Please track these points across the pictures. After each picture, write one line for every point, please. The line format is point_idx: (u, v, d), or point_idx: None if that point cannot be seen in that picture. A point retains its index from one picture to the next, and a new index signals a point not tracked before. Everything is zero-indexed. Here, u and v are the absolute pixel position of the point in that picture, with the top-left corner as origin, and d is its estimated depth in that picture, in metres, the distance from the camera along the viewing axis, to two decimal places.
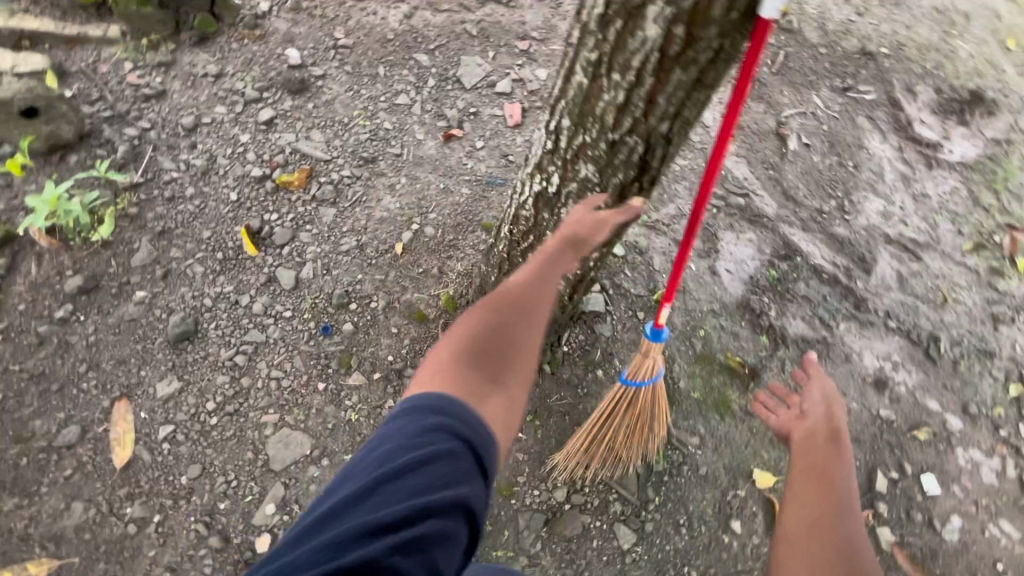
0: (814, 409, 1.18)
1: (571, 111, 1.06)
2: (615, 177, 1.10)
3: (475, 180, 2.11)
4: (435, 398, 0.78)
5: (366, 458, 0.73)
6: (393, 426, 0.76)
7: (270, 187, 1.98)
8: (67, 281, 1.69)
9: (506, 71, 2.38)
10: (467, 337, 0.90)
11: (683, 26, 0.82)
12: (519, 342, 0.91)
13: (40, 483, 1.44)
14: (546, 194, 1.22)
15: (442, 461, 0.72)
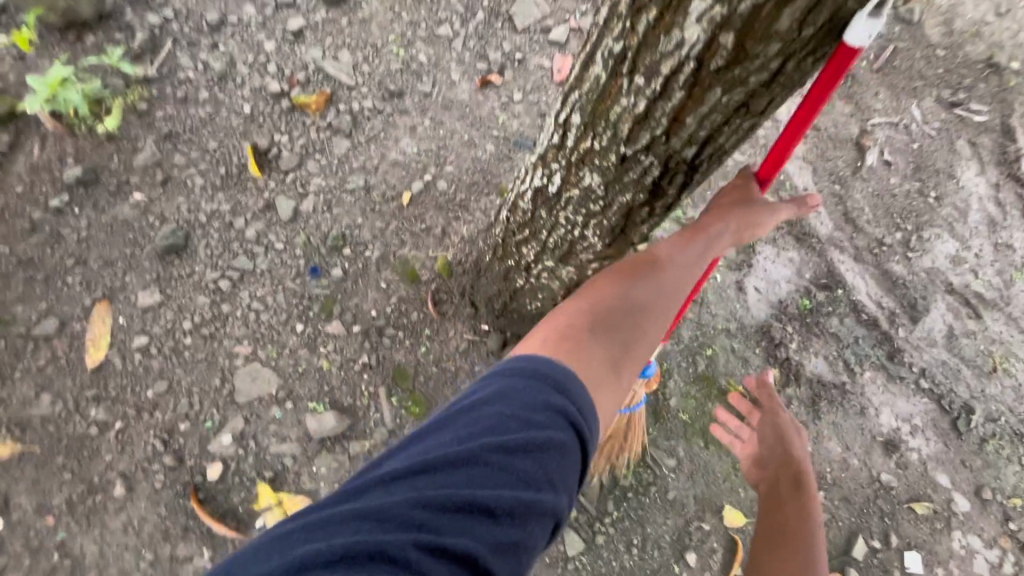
0: (769, 446, 1.50)
1: (583, 107, 0.88)
2: (622, 195, 0.96)
3: (503, 136, 1.93)
4: (563, 376, 0.80)
5: (476, 418, 0.72)
6: (512, 385, 0.77)
7: (286, 106, 1.86)
8: (67, 170, 1.65)
9: (564, 17, 2.11)
10: (598, 307, 0.96)
11: (733, 36, 0.64)
12: (644, 324, 0.96)
13: (16, 368, 1.47)
14: (546, 191, 1.06)
15: (553, 454, 0.72)
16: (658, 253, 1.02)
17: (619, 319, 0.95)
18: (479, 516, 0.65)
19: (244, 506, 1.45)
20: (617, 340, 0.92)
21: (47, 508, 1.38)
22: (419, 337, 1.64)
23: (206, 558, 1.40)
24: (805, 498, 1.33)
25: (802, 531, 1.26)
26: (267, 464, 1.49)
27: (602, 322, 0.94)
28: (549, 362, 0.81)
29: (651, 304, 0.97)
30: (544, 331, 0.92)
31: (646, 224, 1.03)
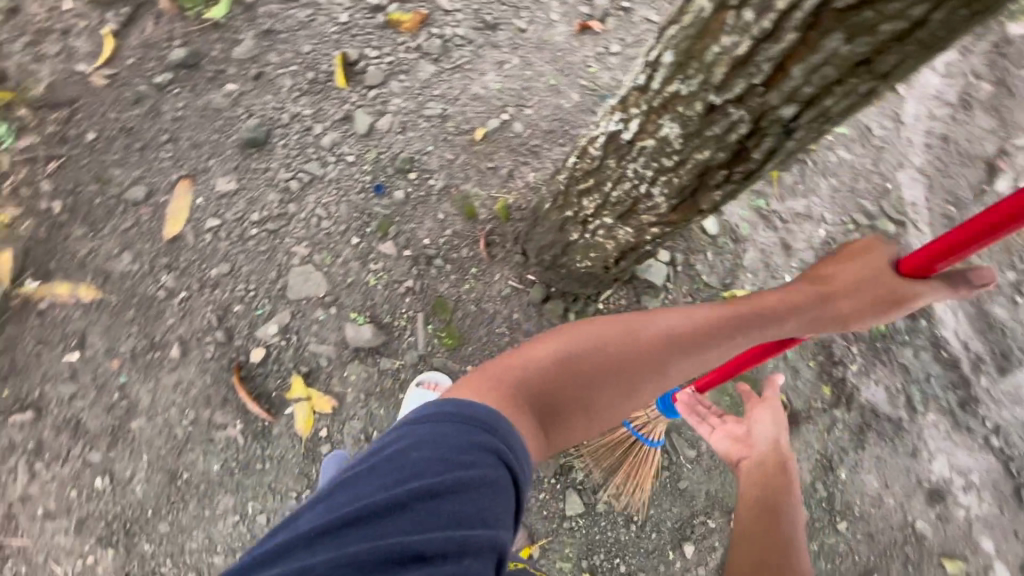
0: (757, 433, 1.39)
1: (678, 45, 0.84)
2: (700, 152, 0.94)
3: (591, 88, 1.85)
4: (492, 412, 0.76)
5: (402, 463, 0.70)
6: (437, 429, 0.73)
7: (381, 21, 1.85)
8: (173, 50, 1.74)
9: None
10: (564, 356, 0.88)
11: None
12: (599, 388, 0.88)
13: (105, 224, 1.60)
14: (619, 139, 1.05)
15: (486, 491, 0.70)
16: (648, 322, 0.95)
17: (581, 374, 0.88)
18: (411, 560, 0.64)
19: (277, 392, 1.55)
20: (570, 397, 0.86)
21: (114, 353, 1.53)
22: (465, 274, 1.64)
23: (237, 430, 1.52)
24: (787, 486, 1.26)
25: (783, 525, 1.15)
26: (304, 359, 1.58)
27: (560, 376, 0.86)
28: (474, 402, 0.76)
29: (640, 363, 0.90)
30: (490, 376, 0.83)
31: (719, 191, 1.02)
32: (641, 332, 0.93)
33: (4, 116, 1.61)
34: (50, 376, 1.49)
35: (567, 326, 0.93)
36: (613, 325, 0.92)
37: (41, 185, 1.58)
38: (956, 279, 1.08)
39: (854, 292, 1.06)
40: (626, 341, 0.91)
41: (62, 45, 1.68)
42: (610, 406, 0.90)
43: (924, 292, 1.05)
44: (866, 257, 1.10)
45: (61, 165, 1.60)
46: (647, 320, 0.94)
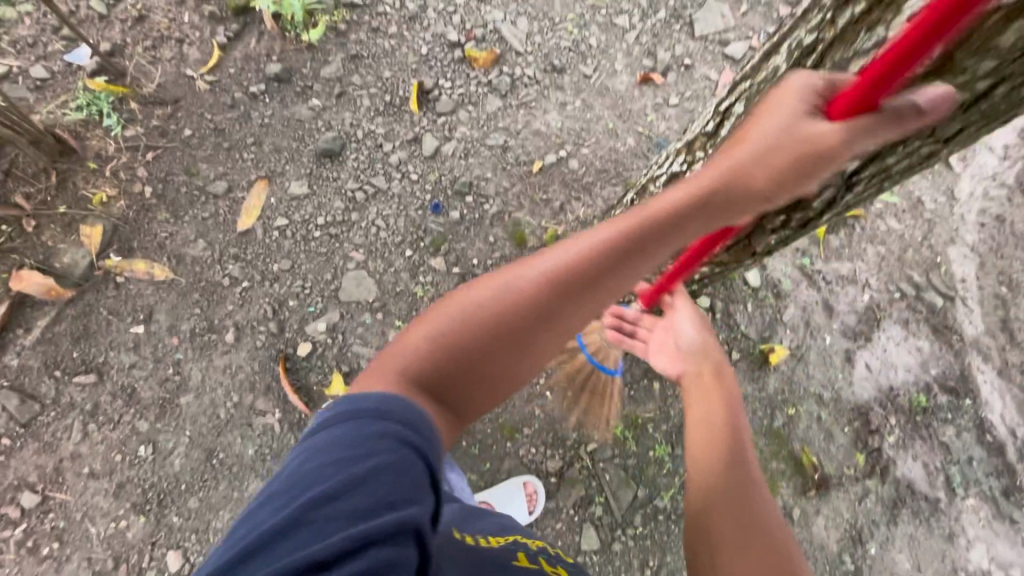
0: (681, 347, 1.37)
1: (750, 96, 1.04)
2: None
3: (646, 135, 1.94)
4: (377, 402, 0.77)
5: (300, 477, 0.70)
6: (333, 435, 0.74)
7: (457, 56, 2.00)
8: (270, 65, 1.92)
9: (747, 34, 2.07)
10: (436, 331, 0.89)
11: (947, 45, 0.71)
12: (489, 359, 0.89)
13: (186, 211, 1.74)
14: (681, 176, 1.23)
15: (386, 475, 0.70)
16: (523, 284, 0.90)
17: (459, 341, 0.88)
18: (322, 564, 0.62)
19: (318, 387, 1.62)
20: (457, 368, 0.88)
21: (176, 331, 1.64)
22: None
23: (275, 418, 1.58)
24: (727, 393, 1.27)
25: (732, 451, 1.15)
26: (346, 359, 1.65)
27: (440, 351, 0.88)
28: (365, 395, 0.78)
29: (520, 332, 0.90)
30: (379, 369, 0.88)
31: (776, 235, 1.11)
32: (513, 299, 0.89)
33: (115, 107, 1.77)
34: (116, 344, 1.60)
35: (441, 301, 0.94)
36: (483, 288, 0.91)
37: (137, 171, 1.74)
38: (900, 109, 0.75)
39: (765, 158, 0.81)
40: (497, 299, 0.89)
41: (177, 51, 1.87)
42: (510, 360, 0.91)
43: (845, 138, 0.76)
44: (777, 103, 0.82)
45: (157, 156, 1.76)
46: (520, 273, 0.91)
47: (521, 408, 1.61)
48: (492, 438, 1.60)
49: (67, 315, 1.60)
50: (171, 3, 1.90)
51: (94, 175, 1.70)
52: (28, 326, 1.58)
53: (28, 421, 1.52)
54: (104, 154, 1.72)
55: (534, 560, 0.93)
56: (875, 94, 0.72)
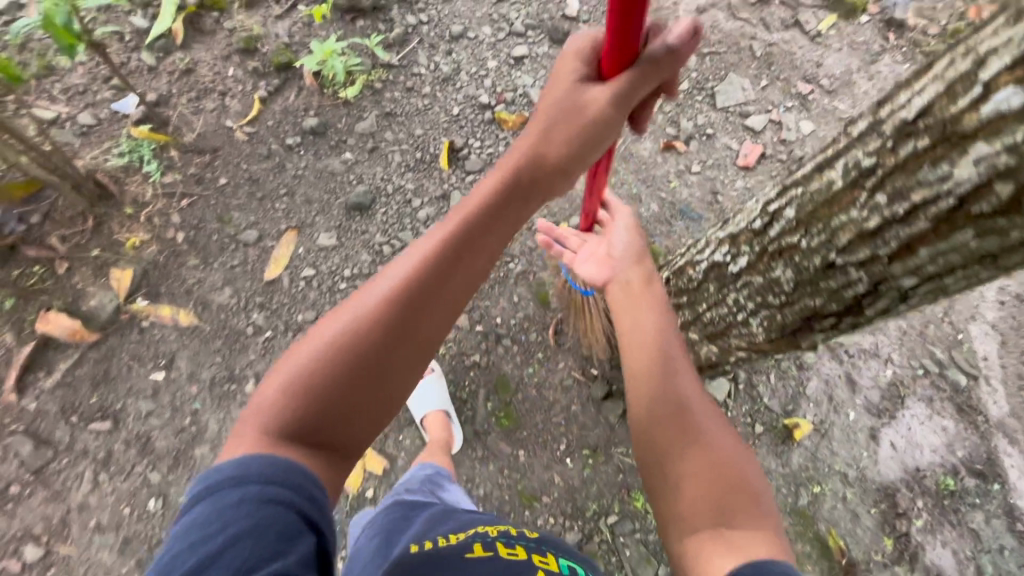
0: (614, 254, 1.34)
1: (802, 206, 0.99)
2: (811, 297, 1.04)
3: (669, 201, 1.98)
4: (227, 473, 0.80)
5: (166, 563, 0.76)
6: (194, 515, 0.78)
7: (487, 117, 2.07)
8: (307, 119, 1.99)
9: (767, 108, 2.14)
10: (286, 379, 0.87)
11: (1012, 188, 0.65)
12: (355, 387, 0.89)
13: (215, 258, 1.77)
14: (724, 267, 1.23)
15: (245, 541, 0.75)
16: (369, 306, 0.91)
17: (312, 377, 0.87)
18: None
19: None
20: (319, 407, 0.87)
21: (196, 379, 1.63)
22: (530, 357, 1.69)
23: None
24: (659, 298, 1.24)
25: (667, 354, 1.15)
26: None
27: (295, 396, 0.86)
28: (216, 466, 0.81)
29: (379, 354, 0.90)
30: (237, 433, 0.87)
31: (821, 333, 1.11)
32: (362, 321, 0.90)
33: (155, 154, 1.82)
34: (135, 391, 1.59)
35: (293, 349, 0.93)
36: (330, 323, 0.91)
37: (171, 217, 1.77)
38: (655, 55, 0.89)
39: (555, 130, 0.94)
40: (345, 331, 0.90)
41: (219, 102, 1.93)
42: (381, 381, 0.91)
43: (615, 99, 0.90)
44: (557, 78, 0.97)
45: (191, 203, 1.80)
46: (365, 299, 0.92)
47: (541, 475, 1.58)
48: (510, 505, 1.56)
49: (89, 359, 1.60)
50: (217, 58, 1.98)
51: (129, 220, 1.73)
52: (49, 369, 1.57)
53: (39, 467, 1.49)
54: (141, 199, 1.76)
55: (490, 547, 0.95)
56: (626, 48, 0.89)
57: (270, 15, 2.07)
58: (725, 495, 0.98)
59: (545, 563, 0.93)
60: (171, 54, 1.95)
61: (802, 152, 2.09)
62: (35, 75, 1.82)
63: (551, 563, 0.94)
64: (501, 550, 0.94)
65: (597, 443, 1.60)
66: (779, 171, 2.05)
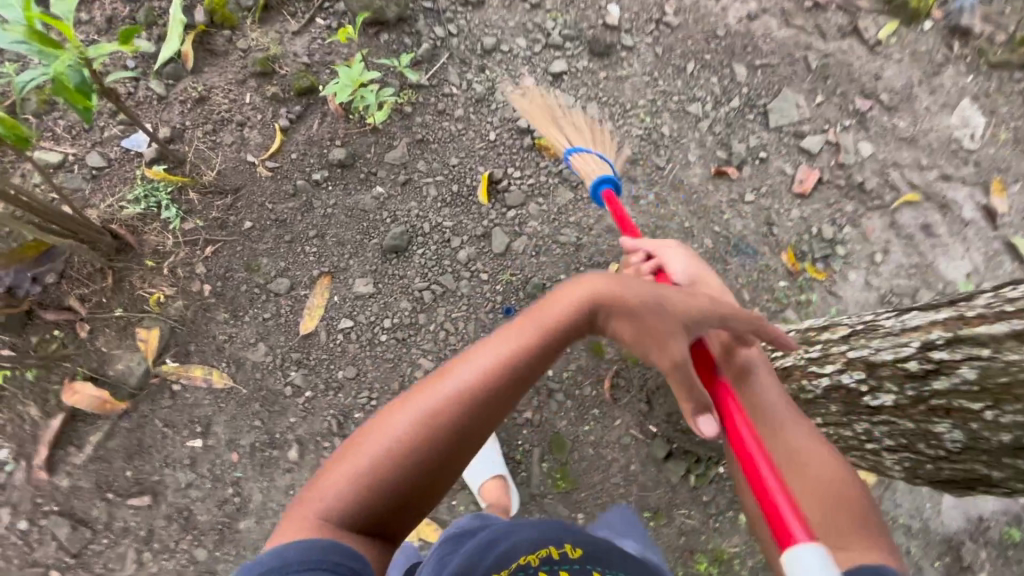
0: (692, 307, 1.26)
1: (990, 374, 0.97)
2: (979, 455, 1.05)
3: (723, 235, 1.86)
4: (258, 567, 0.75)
5: None
6: None
7: (527, 143, 1.92)
8: (333, 150, 1.83)
9: (824, 127, 1.99)
10: (357, 467, 0.89)
11: None
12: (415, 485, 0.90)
13: (246, 311, 1.65)
14: (855, 392, 1.17)
15: None
16: (444, 404, 0.93)
17: (385, 471, 0.89)
18: None
19: None
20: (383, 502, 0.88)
21: (235, 445, 1.55)
22: (585, 414, 1.62)
23: None
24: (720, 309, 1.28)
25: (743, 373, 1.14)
26: None
27: (366, 485, 0.88)
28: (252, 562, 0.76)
29: (438, 458, 0.92)
30: (297, 518, 0.86)
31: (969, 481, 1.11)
32: (432, 421, 0.92)
33: (173, 198, 1.67)
34: (171, 460, 1.51)
35: (364, 433, 0.94)
36: (399, 417, 0.92)
37: (196, 268, 1.65)
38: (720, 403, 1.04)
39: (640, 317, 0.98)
40: (419, 432, 0.91)
41: (237, 135, 1.78)
42: (440, 477, 0.93)
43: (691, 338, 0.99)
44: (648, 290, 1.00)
45: (216, 250, 1.68)
46: (434, 396, 0.93)
47: None
48: None
49: (120, 429, 1.50)
50: (231, 83, 1.81)
51: (151, 274, 1.61)
52: (79, 443, 1.48)
53: (79, 550, 1.43)
54: (162, 249, 1.63)
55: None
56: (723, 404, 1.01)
57: (286, 31, 1.89)
58: (827, 519, 0.93)
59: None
60: (181, 80, 1.78)
61: (860, 171, 1.95)
62: (34, 112, 1.65)
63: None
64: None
65: (658, 504, 1.55)
66: (837, 198, 1.93)
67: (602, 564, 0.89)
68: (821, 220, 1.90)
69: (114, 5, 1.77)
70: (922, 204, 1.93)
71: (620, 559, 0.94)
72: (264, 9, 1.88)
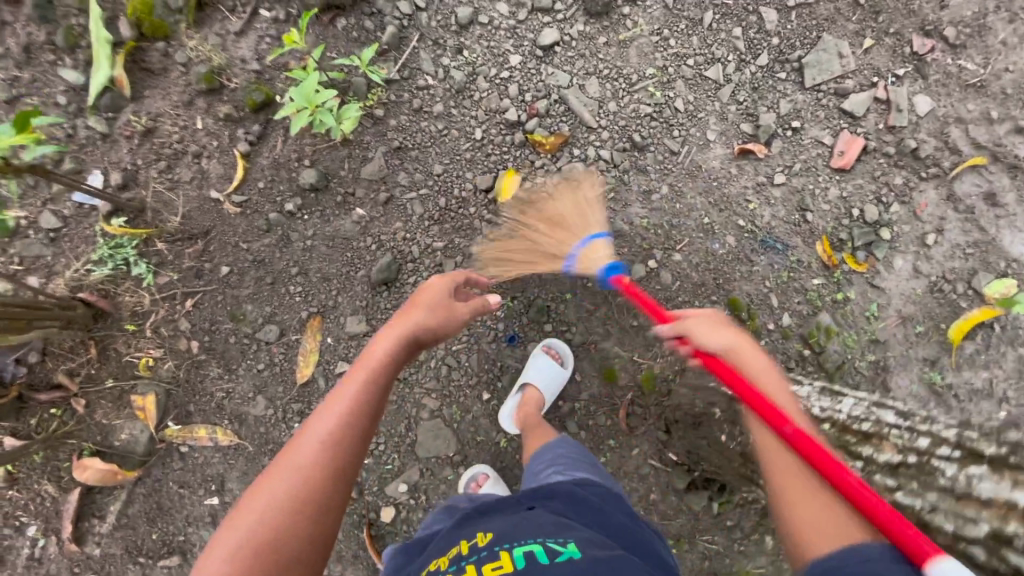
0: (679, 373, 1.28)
1: None
2: None
3: (749, 229, 1.63)
4: None
5: None
6: None
7: (519, 139, 1.67)
8: (302, 172, 1.63)
9: (871, 80, 1.66)
10: (243, 540, 0.85)
11: None
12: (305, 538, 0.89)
13: (239, 364, 1.58)
14: None
15: None
16: (311, 444, 0.95)
17: (273, 541, 0.86)
18: None
19: None
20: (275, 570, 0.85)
21: None
22: (600, 444, 1.55)
23: None
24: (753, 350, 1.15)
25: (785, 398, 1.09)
26: None
27: (249, 561, 0.84)
28: None
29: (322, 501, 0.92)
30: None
31: None
32: (307, 464, 0.93)
33: (141, 251, 1.55)
34: (193, 520, 1.53)
35: (243, 504, 0.90)
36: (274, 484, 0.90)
37: (180, 324, 1.56)
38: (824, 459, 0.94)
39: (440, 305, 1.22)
40: (299, 480, 0.91)
41: (195, 168, 1.60)
42: (330, 530, 0.92)
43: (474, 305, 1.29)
44: (432, 288, 1.26)
45: (196, 303, 1.58)
46: (303, 445, 0.95)
47: None
48: None
49: (137, 495, 1.52)
50: (177, 106, 1.60)
51: (136, 337, 1.54)
52: (102, 513, 1.51)
53: None
54: (141, 310, 1.54)
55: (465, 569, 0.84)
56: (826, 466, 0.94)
57: (227, 32, 1.62)
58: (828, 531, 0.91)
59: (498, 570, 0.82)
60: (122, 112, 1.58)
61: (914, 133, 1.65)
62: None
63: (506, 564, 0.83)
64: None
65: (680, 531, 1.52)
66: (884, 169, 1.65)
67: (509, 540, 0.88)
68: (864, 198, 1.64)
69: (28, 28, 1.54)
70: (988, 168, 1.63)
71: (532, 524, 0.93)
72: (197, 8, 1.61)
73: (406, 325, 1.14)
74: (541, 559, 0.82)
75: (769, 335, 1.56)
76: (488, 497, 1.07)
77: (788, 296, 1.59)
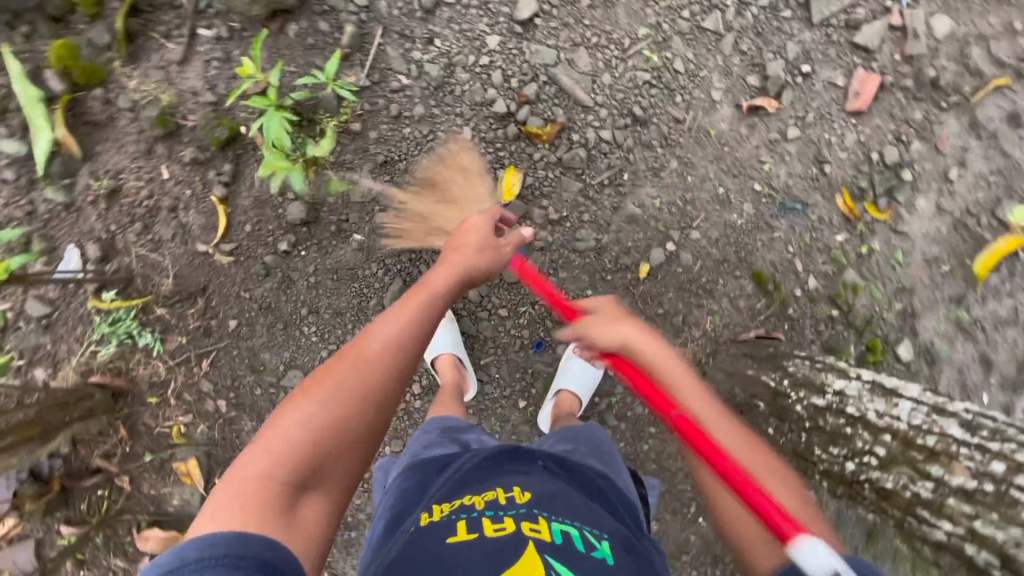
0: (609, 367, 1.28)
1: None
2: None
3: (767, 193, 1.55)
4: (226, 533, 0.75)
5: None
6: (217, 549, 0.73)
7: (512, 132, 1.55)
8: (288, 206, 1.51)
9: (882, 8, 1.53)
10: (307, 415, 0.90)
11: None
12: (361, 431, 0.93)
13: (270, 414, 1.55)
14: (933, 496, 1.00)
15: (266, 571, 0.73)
16: (375, 339, 0.98)
17: (330, 430, 0.90)
18: None
19: None
20: (330, 453, 0.89)
21: None
22: (641, 431, 1.57)
23: None
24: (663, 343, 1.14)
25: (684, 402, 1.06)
26: None
27: (313, 439, 0.88)
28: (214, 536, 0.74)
29: (377, 396, 0.95)
30: (235, 489, 0.82)
31: None
32: (369, 359, 0.96)
33: (142, 321, 1.48)
34: None
35: (309, 385, 0.94)
36: (336, 374, 0.94)
37: (202, 386, 1.52)
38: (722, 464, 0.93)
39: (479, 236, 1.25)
40: (364, 371, 0.95)
41: (174, 224, 1.48)
42: (380, 431, 0.96)
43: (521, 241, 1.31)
44: (473, 227, 1.25)
45: (213, 362, 1.52)
46: (364, 345, 0.98)
47: (677, 535, 1.57)
48: None
49: None
50: (136, 157, 1.46)
51: (161, 408, 1.51)
52: None
53: None
54: (158, 380, 1.50)
55: (498, 521, 0.87)
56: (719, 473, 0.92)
57: (169, 63, 1.46)
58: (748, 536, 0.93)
59: (534, 533, 0.85)
60: (78, 175, 1.45)
61: (932, 59, 1.53)
62: None
63: (542, 533, 0.85)
64: (487, 528, 0.86)
65: None
66: (903, 104, 1.54)
67: (549, 509, 0.90)
68: (883, 139, 1.55)
69: None
70: (1012, 87, 1.53)
71: (574, 500, 0.95)
72: (127, 40, 1.45)
73: (460, 262, 1.15)
74: (578, 545, 0.85)
75: (798, 303, 1.54)
76: (526, 447, 1.08)
77: (813, 257, 1.54)
